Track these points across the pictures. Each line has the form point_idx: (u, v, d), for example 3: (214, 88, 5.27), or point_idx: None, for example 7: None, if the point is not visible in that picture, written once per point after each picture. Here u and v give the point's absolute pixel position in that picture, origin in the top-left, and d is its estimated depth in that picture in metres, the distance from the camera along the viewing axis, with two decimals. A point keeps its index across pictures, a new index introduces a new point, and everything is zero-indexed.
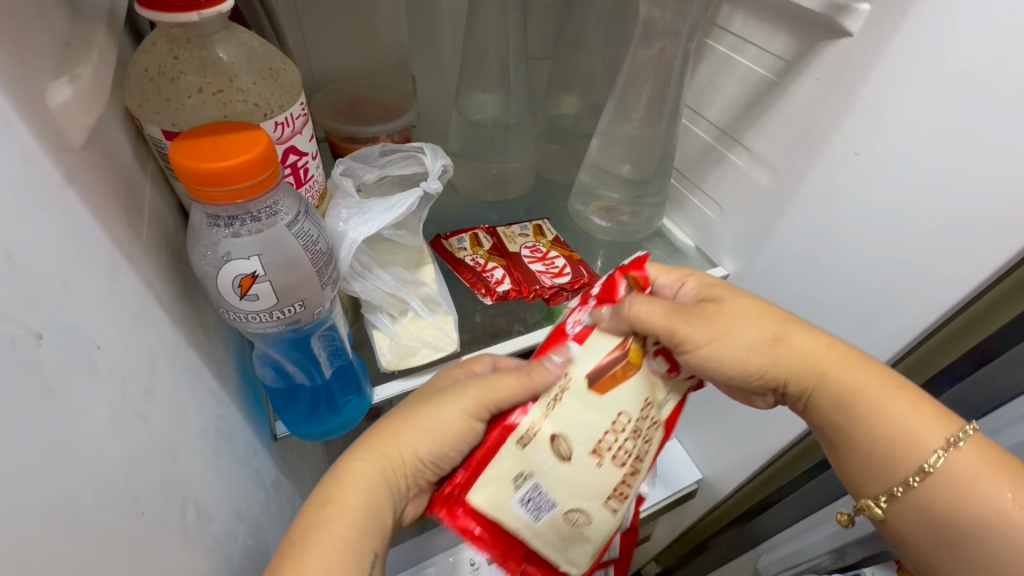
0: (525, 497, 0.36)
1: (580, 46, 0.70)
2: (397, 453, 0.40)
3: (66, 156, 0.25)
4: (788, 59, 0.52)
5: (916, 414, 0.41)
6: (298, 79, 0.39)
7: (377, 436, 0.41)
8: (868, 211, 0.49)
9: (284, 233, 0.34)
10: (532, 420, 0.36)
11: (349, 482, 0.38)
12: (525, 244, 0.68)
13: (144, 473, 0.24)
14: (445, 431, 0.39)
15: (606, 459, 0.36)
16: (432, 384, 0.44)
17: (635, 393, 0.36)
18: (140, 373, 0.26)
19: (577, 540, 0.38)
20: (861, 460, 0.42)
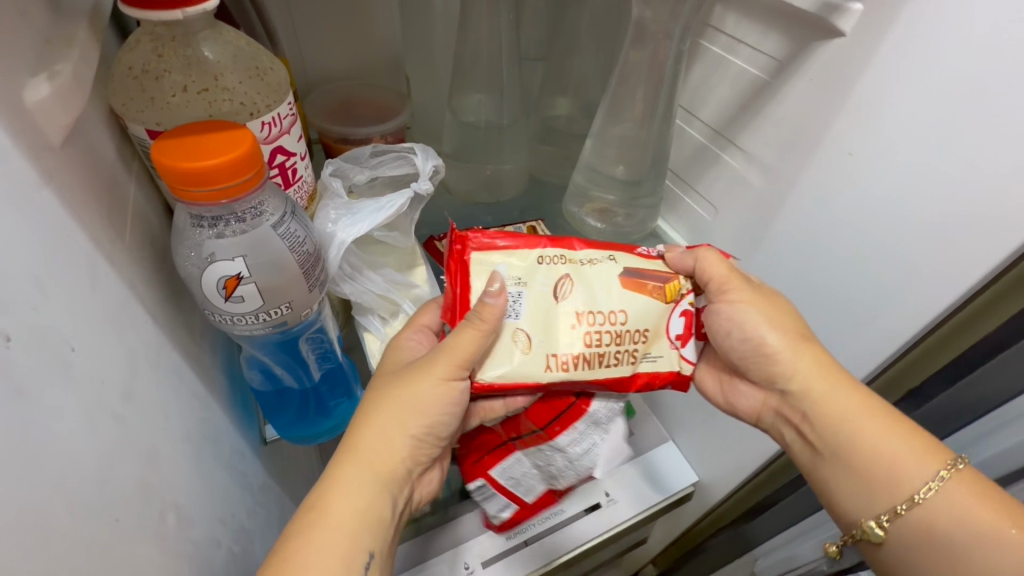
0: (505, 296, 0.41)
1: (574, 47, 0.70)
2: (373, 446, 0.36)
3: (42, 155, 0.24)
4: (781, 60, 0.52)
5: (898, 445, 0.41)
6: (286, 77, 0.38)
7: (359, 428, 0.37)
8: (862, 212, 0.49)
9: (269, 234, 0.33)
10: (566, 255, 0.43)
11: (334, 487, 0.34)
12: None
13: (122, 479, 0.24)
14: (425, 400, 0.37)
15: (579, 329, 0.41)
16: (399, 354, 0.42)
17: (643, 309, 0.42)
18: (118, 377, 0.25)
19: (503, 352, 0.40)
20: (858, 478, 0.42)
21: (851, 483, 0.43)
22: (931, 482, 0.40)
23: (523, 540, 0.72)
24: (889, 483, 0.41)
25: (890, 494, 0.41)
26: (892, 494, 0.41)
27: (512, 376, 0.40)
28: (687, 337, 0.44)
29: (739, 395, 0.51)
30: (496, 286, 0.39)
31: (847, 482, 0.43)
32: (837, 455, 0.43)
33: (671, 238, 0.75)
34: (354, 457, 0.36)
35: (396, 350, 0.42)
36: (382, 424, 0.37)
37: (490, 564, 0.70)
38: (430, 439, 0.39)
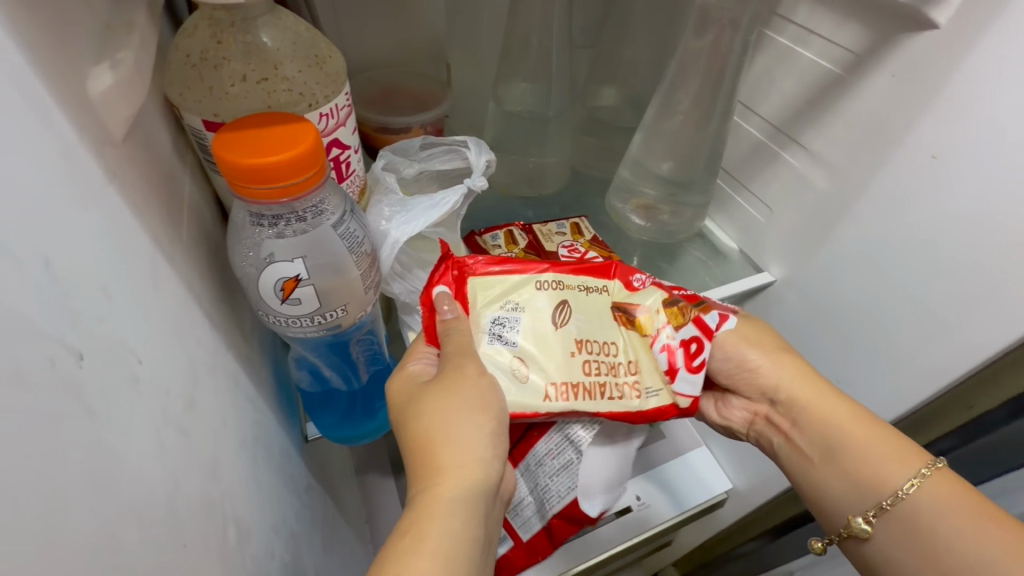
0: (499, 320, 0.39)
1: (626, 35, 0.67)
2: (450, 463, 0.34)
3: (106, 149, 0.23)
4: (858, 52, 0.48)
5: (875, 444, 0.40)
6: (344, 67, 0.36)
7: (418, 448, 0.35)
8: (944, 220, 0.45)
9: (328, 234, 0.31)
10: (563, 280, 0.41)
11: (426, 514, 0.32)
12: (562, 243, 0.65)
13: (186, 495, 0.23)
14: (477, 404, 0.36)
15: (578, 357, 0.39)
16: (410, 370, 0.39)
17: (630, 341, 0.41)
18: (182, 387, 0.24)
19: (501, 385, 0.37)
20: (842, 479, 0.41)
21: (833, 481, 0.42)
22: (909, 481, 0.38)
23: None
24: (872, 480, 0.39)
25: (874, 489, 0.39)
26: (872, 491, 0.39)
27: (516, 406, 0.37)
28: (675, 371, 0.40)
29: (729, 412, 0.49)
30: (450, 313, 0.39)
31: (829, 481, 0.42)
32: (826, 459, 0.42)
33: (718, 239, 0.71)
34: (434, 477, 0.34)
35: (405, 374, 0.39)
36: (450, 437, 0.35)
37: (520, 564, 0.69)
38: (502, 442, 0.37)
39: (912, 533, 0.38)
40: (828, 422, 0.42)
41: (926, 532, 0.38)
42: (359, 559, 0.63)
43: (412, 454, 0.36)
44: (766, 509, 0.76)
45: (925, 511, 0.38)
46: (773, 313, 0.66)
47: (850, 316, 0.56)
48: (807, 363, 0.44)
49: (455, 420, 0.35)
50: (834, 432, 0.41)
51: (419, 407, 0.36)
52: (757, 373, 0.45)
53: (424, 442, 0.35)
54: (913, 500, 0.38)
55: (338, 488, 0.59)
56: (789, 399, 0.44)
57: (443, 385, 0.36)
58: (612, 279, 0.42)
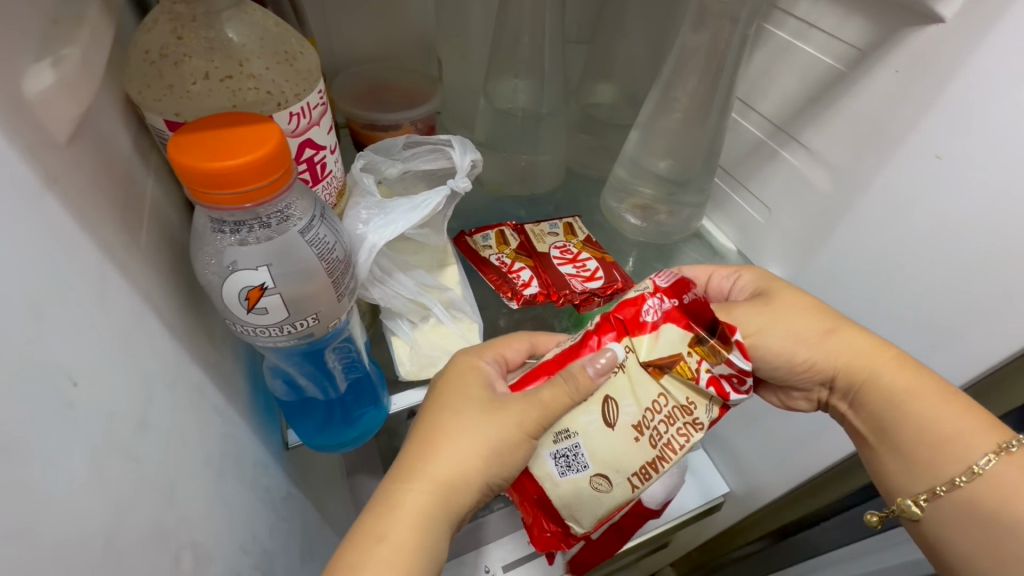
0: (559, 454, 0.36)
1: (621, 29, 0.65)
2: (442, 475, 0.35)
3: (45, 154, 0.21)
4: (861, 48, 0.46)
5: (946, 424, 0.39)
6: (316, 63, 0.34)
7: (422, 453, 0.36)
8: (942, 225, 0.44)
9: (296, 240, 0.30)
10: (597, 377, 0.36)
11: (396, 511, 0.33)
12: (555, 243, 0.63)
13: (131, 526, 0.21)
14: (500, 444, 0.35)
15: (644, 439, 0.35)
16: (456, 375, 0.39)
17: (677, 388, 0.36)
18: (132, 406, 0.23)
19: (579, 506, 0.36)
20: (899, 460, 0.40)
21: (891, 457, 0.41)
22: (970, 469, 0.38)
23: None
24: (931, 463, 0.39)
25: (933, 473, 0.39)
26: (930, 473, 0.39)
27: (602, 514, 0.37)
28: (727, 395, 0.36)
29: (790, 402, 0.47)
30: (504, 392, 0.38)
31: (886, 459, 0.41)
32: (886, 436, 0.41)
33: (715, 239, 0.69)
34: (421, 481, 0.34)
35: (474, 375, 0.39)
36: (455, 450, 0.35)
37: (511, 569, 0.68)
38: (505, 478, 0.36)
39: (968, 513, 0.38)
40: (896, 398, 0.40)
41: (978, 518, 0.37)
42: None
43: (413, 448, 0.36)
44: (763, 513, 0.75)
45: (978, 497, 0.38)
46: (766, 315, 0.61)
47: (851, 321, 0.54)
48: (882, 340, 0.41)
49: (469, 439, 0.35)
50: (904, 412, 0.40)
51: (446, 410, 0.37)
52: (814, 364, 0.42)
53: (431, 444, 0.36)
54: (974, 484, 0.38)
55: (324, 493, 0.58)
56: (849, 379, 0.42)
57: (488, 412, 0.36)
58: (628, 337, 0.36)
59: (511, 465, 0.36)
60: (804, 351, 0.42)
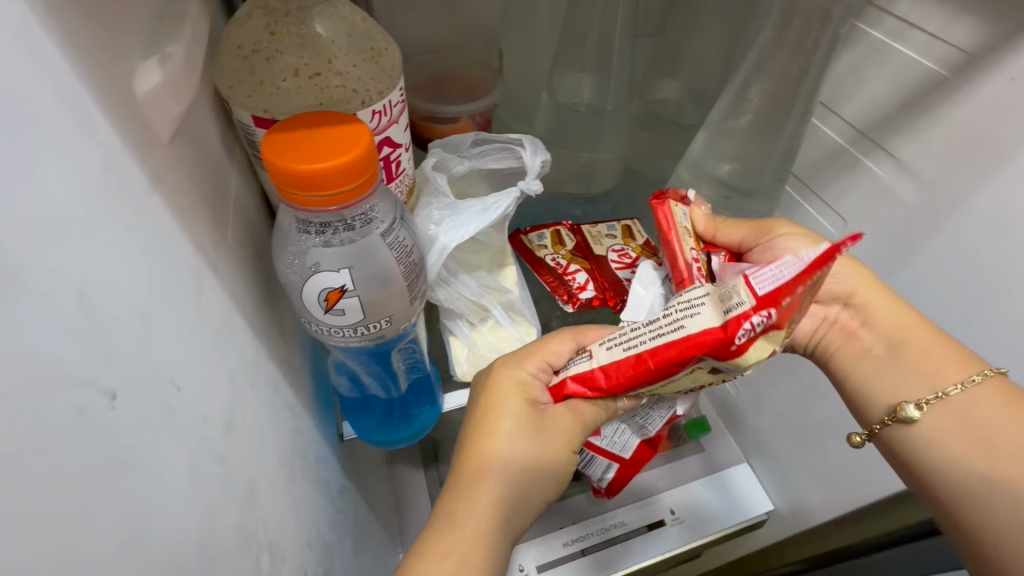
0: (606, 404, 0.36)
1: (694, 25, 0.61)
2: (500, 494, 0.33)
3: (153, 154, 0.21)
4: (970, 52, 0.42)
5: (930, 348, 0.38)
6: (400, 61, 0.33)
7: (474, 470, 0.34)
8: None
9: (377, 244, 0.29)
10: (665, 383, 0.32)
11: (459, 533, 0.32)
12: (613, 246, 0.61)
13: (220, 530, 0.21)
14: (550, 463, 0.35)
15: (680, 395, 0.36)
16: (497, 386, 0.36)
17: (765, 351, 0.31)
18: (222, 409, 0.23)
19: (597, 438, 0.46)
20: (888, 375, 0.38)
21: (885, 374, 0.39)
22: (959, 382, 0.36)
23: (581, 549, 0.68)
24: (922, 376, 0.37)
25: (917, 385, 0.37)
26: (924, 378, 0.37)
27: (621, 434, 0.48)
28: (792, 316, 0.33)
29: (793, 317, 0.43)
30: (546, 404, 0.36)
31: (881, 378, 0.39)
32: (888, 356, 0.39)
33: None
34: (481, 504, 0.33)
35: (519, 380, 0.36)
36: (507, 469, 0.33)
37: (545, 570, 0.66)
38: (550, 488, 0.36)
39: (967, 435, 0.35)
40: (896, 333, 0.39)
41: (983, 446, 0.34)
42: (387, 554, 0.63)
43: (463, 465, 0.34)
44: (809, 536, 0.71)
45: (969, 419, 0.35)
46: None
47: None
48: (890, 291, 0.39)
49: (519, 457, 0.34)
50: (900, 335, 0.38)
51: (490, 423, 0.35)
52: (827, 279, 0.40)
53: (479, 459, 0.34)
54: (965, 400, 0.36)
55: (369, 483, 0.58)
56: (861, 302, 0.40)
57: (538, 430, 0.35)
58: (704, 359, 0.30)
59: (556, 479, 0.36)
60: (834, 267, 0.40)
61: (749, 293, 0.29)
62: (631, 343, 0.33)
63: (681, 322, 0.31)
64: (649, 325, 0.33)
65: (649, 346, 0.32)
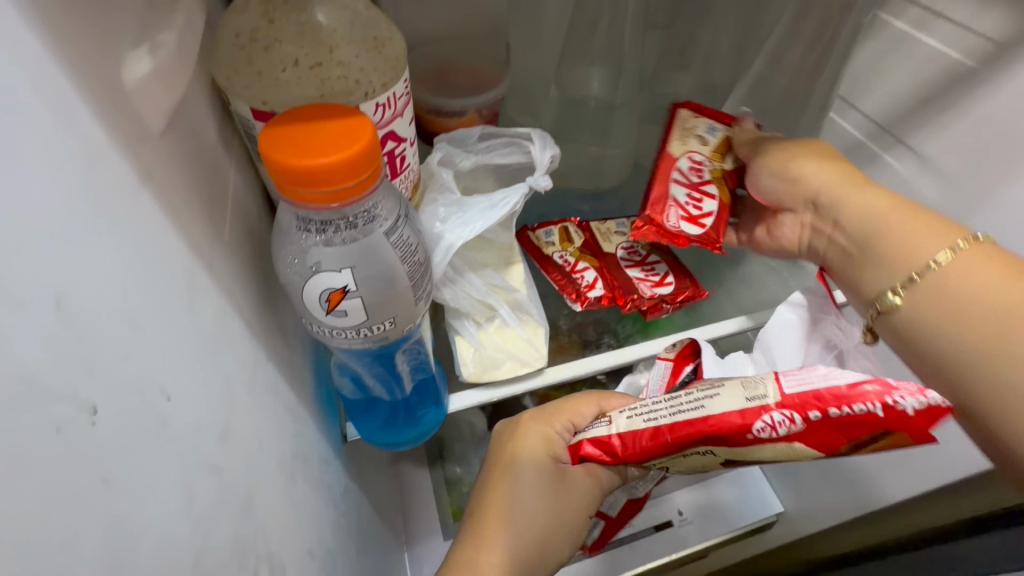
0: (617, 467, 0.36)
1: (708, 16, 0.60)
2: (521, 552, 0.32)
3: (143, 147, 0.20)
4: (1000, 41, 0.40)
5: (910, 226, 0.37)
6: (405, 51, 0.32)
7: (493, 528, 0.32)
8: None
9: (381, 243, 0.28)
10: (674, 459, 0.32)
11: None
12: (621, 244, 0.58)
13: (215, 545, 0.20)
14: (568, 525, 0.34)
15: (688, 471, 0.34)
16: (516, 445, 0.35)
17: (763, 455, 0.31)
18: (217, 417, 0.22)
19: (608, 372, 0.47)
20: (873, 262, 0.38)
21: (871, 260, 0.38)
22: (943, 253, 0.34)
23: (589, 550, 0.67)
24: (897, 257, 0.37)
25: (900, 266, 0.36)
26: (902, 261, 0.36)
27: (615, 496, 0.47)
28: None
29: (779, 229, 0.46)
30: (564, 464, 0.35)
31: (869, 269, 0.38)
32: (864, 246, 0.39)
33: None
34: (499, 555, 0.31)
35: (541, 438, 0.36)
36: (529, 526, 0.33)
37: None
38: (564, 549, 0.35)
39: (952, 302, 0.33)
40: (865, 215, 0.39)
41: (956, 316, 0.33)
42: (391, 554, 0.62)
43: (481, 521, 0.33)
44: None
45: (959, 283, 0.33)
46: None
47: None
48: (863, 178, 0.41)
49: (540, 517, 0.33)
50: (871, 217, 0.39)
51: (511, 475, 0.34)
52: (793, 182, 0.43)
53: (499, 509, 0.33)
54: (943, 272, 0.34)
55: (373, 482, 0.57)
56: (828, 198, 0.41)
57: (558, 488, 0.34)
58: (718, 446, 0.29)
59: (572, 540, 0.35)
60: (800, 164, 0.43)
61: (777, 390, 0.28)
62: (651, 415, 0.32)
63: (703, 403, 0.30)
64: (669, 401, 0.32)
65: (667, 421, 0.31)
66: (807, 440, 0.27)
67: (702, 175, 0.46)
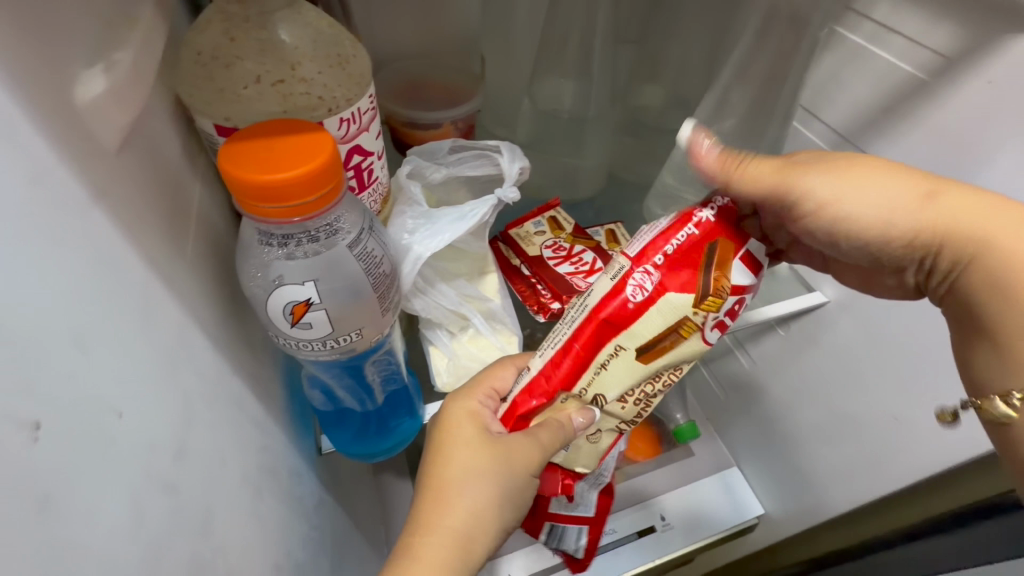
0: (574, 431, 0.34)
1: (675, 32, 0.61)
2: (455, 522, 0.31)
3: (96, 165, 0.20)
4: (949, 57, 0.41)
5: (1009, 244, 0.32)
6: (369, 67, 0.33)
7: (428, 502, 0.32)
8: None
9: (344, 255, 0.28)
10: (595, 368, 0.33)
11: (417, 566, 0.30)
12: (545, 244, 0.58)
13: (169, 561, 0.20)
14: (507, 488, 0.32)
15: (629, 405, 0.34)
16: (445, 416, 0.35)
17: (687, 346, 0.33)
18: (173, 433, 0.22)
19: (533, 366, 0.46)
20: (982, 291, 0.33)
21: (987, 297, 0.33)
22: None
23: None
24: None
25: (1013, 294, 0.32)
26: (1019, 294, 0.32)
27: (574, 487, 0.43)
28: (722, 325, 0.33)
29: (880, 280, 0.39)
30: (496, 431, 0.34)
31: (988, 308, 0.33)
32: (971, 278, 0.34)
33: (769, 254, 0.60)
34: (439, 534, 0.31)
35: (467, 410, 0.35)
36: (462, 494, 0.32)
37: None
38: (515, 512, 0.33)
39: None
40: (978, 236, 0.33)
41: None
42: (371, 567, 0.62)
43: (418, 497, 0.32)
44: (800, 541, 0.70)
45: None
46: (819, 337, 0.57)
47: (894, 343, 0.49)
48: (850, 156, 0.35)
49: (473, 483, 0.32)
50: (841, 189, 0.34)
51: (442, 451, 0.33)
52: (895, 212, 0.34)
53: (435, 486, 0.32)
54: None
55: (352, 495, 0.57)
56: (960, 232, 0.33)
57: (489, 450, 0.32)
58: (617, 335, 0.32)
59: (518, 504, 0.33)
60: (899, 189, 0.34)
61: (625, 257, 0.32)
62: (554, 338, 0.33)
63: (585, 302, 0.33)
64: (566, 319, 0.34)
65: (569, 334, 0.33)
66: (680, 287, 0.31)
67: (564, 249, 0.58)
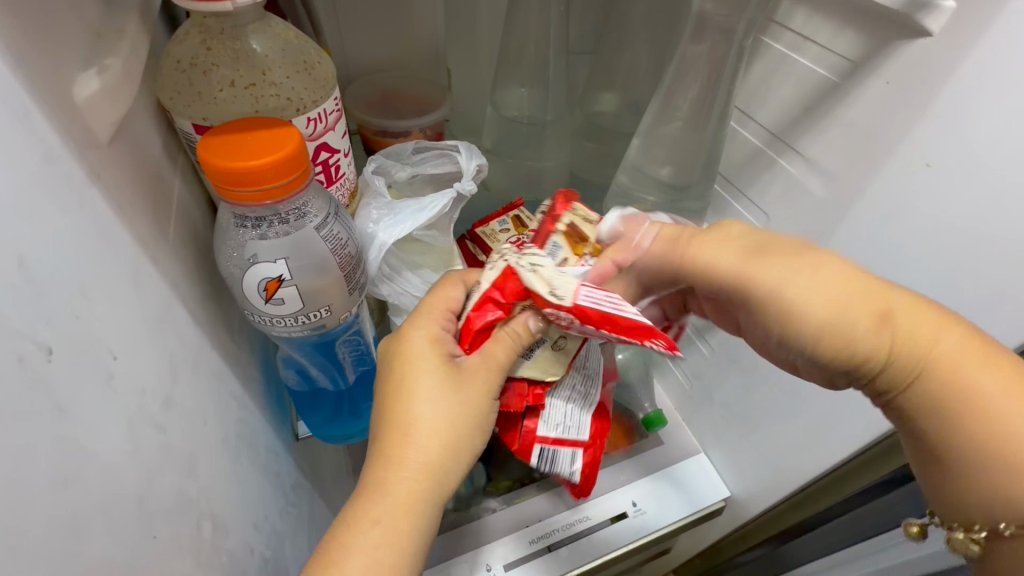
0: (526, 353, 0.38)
1: (624, 43, 0.66)
2: (420, 453, 0.34)
3: (93, 152, 0.24)
4: (853, 60, 0.40)
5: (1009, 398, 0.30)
6: (333, 73, 0.37)
7: (393, 437, 0.35)
8: (975, 283, 0.36)
9: (312, 236, 0.32)
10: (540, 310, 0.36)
11: (386, 495, 0.33)
12: (509, 241, 0.61)
13: (158, 491, 0.23)
14: (467, 418, 0.35)
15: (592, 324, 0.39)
16: (401, 352, 0.37)
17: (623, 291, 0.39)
18: (159, 386, 0.25)
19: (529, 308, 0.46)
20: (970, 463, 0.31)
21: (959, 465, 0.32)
22: None
23: (547, 546, 0.62)
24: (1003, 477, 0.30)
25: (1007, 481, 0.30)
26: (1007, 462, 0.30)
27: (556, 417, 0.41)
28: None
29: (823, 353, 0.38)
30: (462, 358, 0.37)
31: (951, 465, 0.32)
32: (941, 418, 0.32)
33: None
34: (406, 468, 0.34)
35: (429, 339, 0.37)
36: (427, 426, 0.35)
37: (513, 567, 0.61)
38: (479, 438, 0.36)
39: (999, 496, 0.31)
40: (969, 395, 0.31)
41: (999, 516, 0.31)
42: None
43: (384, 432, 0.35)
44: (765, 522, 0.68)
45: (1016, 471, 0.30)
46: None
47: None
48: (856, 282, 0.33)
49: (436, 416, 0.35)
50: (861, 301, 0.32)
51: (406, 393, 0.35)
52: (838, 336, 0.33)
53: (405, 427, 0.35)
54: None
55: (331, 486, 0.59)
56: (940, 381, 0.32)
57: (448, 382, 0.35)
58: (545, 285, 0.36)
59: (484, 430, 0.36)
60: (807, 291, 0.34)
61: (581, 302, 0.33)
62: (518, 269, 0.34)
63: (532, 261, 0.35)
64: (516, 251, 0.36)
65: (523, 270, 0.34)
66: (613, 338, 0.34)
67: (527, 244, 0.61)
